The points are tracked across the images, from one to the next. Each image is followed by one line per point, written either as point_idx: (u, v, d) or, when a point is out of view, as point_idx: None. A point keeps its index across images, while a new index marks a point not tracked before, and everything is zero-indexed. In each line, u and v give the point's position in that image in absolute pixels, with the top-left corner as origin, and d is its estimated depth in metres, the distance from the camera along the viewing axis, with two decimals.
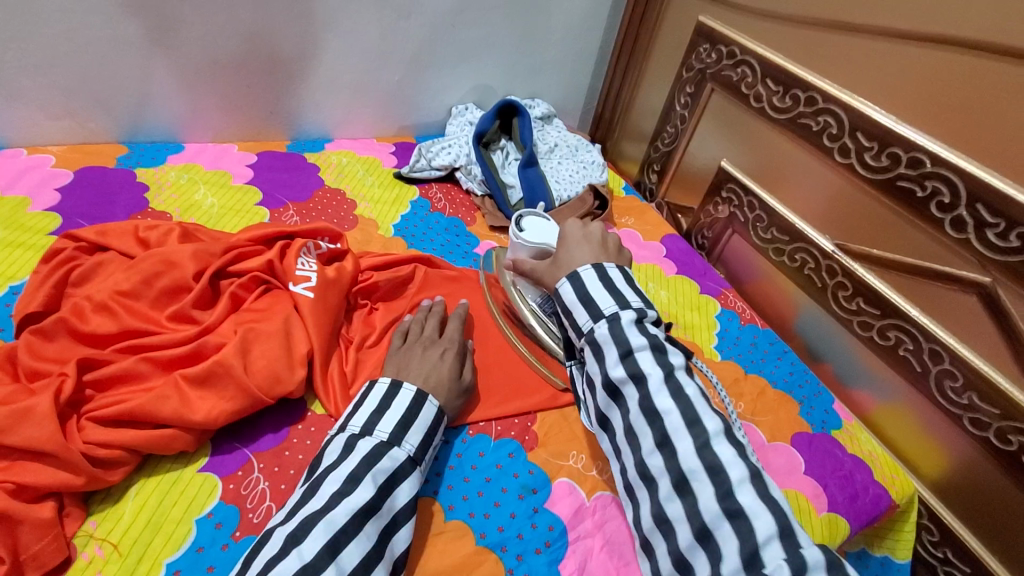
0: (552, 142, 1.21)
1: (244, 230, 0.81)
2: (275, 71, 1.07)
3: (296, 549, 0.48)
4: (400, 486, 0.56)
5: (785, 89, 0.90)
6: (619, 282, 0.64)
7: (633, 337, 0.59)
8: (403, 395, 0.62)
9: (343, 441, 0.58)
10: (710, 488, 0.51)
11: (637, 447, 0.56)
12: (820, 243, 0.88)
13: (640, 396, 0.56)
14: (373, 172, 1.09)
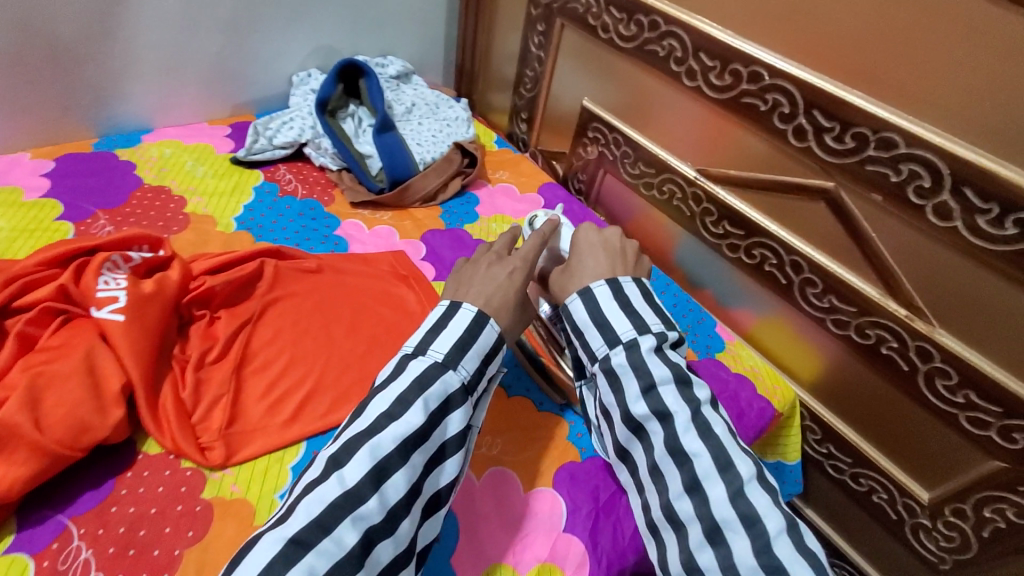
0: (409, 101, 1.10)
1: (31, 253, 0.67)
2: (60, 60, 0.89)
3: (338, 476, 0.48)
4: (452, 415, 0.55)
5: (628, 16, 0.86)
6: (635, 299, 0.62)
7: (654, 368, 0.57)
8: (463, 314, 0.59)
9: (397, 359, 0.57)
10: (745, 540, 0.49)
11: (664, 488, 0.54)
12: (683, 170, 0.87)
13: (665, 434, 0.55)
14: (206, 161, 0.96)
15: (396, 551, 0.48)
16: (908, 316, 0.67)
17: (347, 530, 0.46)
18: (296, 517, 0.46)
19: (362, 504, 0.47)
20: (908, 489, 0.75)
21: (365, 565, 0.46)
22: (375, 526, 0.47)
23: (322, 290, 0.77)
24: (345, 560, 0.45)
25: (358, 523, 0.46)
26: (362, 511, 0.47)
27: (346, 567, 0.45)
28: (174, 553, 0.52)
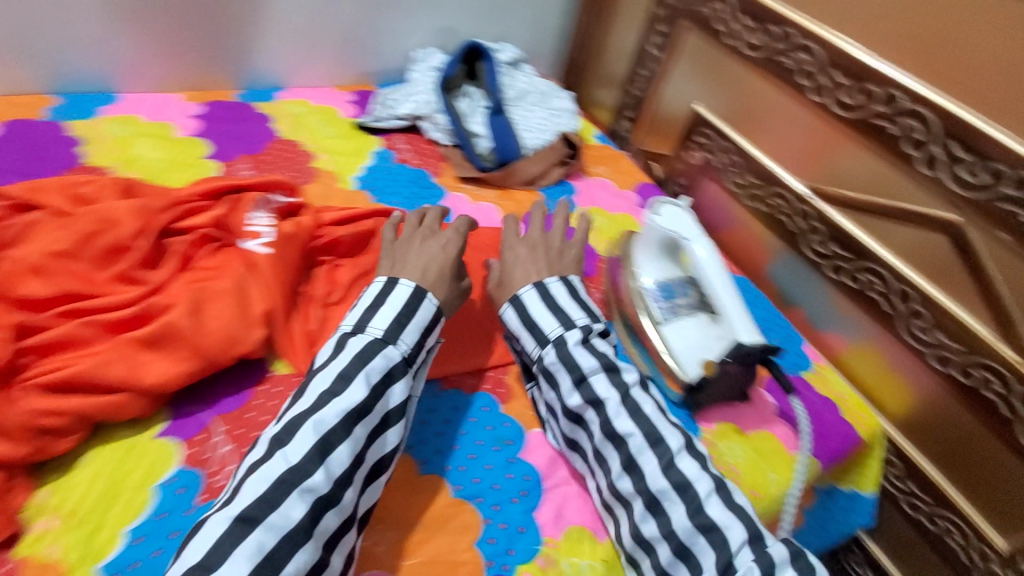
0: (522, 87, 1.14)
1: (192, 184, 0.75)
2: (218, 13, 0.97)
3: (280, 454, 0.50)
4: (394, 386, 0.58)
5: (759, 25, 0.87)
6: (562, 298, 0.68)
7: (583, 360, 0.63)
8: (401, 289, 0.62)
9: (335, 338, 0.60)
10: (680, 506, 0.55)
11: (607, 470, 0.59)
12: (794, 186, 0.87)
13: (600, 421, 0.60)
14: (332, 123, 1.03)
15: (340, 519, 0.50)
16: (1018, 360, 0.65)
17: (294, 505, 0.48)
18: (244, 496, 0.48)
19: (309, 477, 0.49)
20: (984, 534, 0.74)
21: (314, 534, 0.48)
22: (322, 496, 0.49)
23: None
24: (296, 530, 0.47)
25: (308, 495, 0.49)
26: (310, 484, 0.49)
27: (294, 537, 0.47)
28: None
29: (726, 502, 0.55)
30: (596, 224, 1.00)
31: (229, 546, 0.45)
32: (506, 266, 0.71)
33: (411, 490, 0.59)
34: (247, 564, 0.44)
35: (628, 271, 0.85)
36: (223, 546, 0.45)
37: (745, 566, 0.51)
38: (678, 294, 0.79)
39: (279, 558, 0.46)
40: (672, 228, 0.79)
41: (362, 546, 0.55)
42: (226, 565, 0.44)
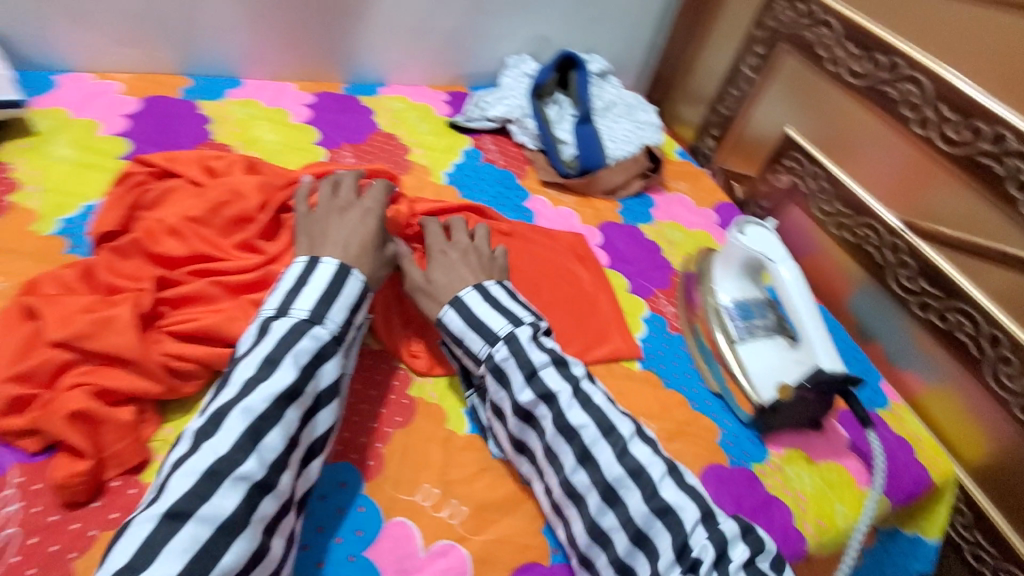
0: (609, 98, 1.17)
1: (304, 167, 0.82)
2: (335, 10, 1.02)
3: (210, 443, 0.48)
4: (324, 366, 0.56)
5: (866, 53, 0.86)
6: (503, 298, 0.66)
7: (534, 355, 0.61)
8: (323, 270, 0.60)
9: (259, 321, 0.57)
10: (636, 493, 0.55)
11: (559, 467, 0.57)
12: (886, 218, 0.86)
13: (553, 415, 0.58)
14: (427, 119, 1.09)
15: (278, 503, 0.49)
16: None
17: (227, 494, 0.47)
18: (174, 488, 0.46)
19: (239, 465, 0.48)
20: None
21: (251, 522, 0.47)
22: (256, 483, 0.48)
23: (512, 252, 0.85)
24: (230, 520, 0.46)
25: (242, 483, 0.47)
26: (243, 472, 0.48)
27: (230, 527, 0.46)
28: (385, 429, 0.63)
29: (680, 483, 0.56)
30: (673, 238, 1.00)
31: (159, 542, 0.43)
32: (437, 268, 0.69)
33: (482, 470, 0.63)
34: (181, 559, 0.43)
35: (705, 288, 0.85)
36: (152, 544, 0.43)
37: (699, 544, 0.52)
38: (756, 314, 0.81)
39: (215, 549, 0.44)
40: (757, 248, 0.79)
41: (436, 515, 0.58)
42: (156, 564, 0.43)
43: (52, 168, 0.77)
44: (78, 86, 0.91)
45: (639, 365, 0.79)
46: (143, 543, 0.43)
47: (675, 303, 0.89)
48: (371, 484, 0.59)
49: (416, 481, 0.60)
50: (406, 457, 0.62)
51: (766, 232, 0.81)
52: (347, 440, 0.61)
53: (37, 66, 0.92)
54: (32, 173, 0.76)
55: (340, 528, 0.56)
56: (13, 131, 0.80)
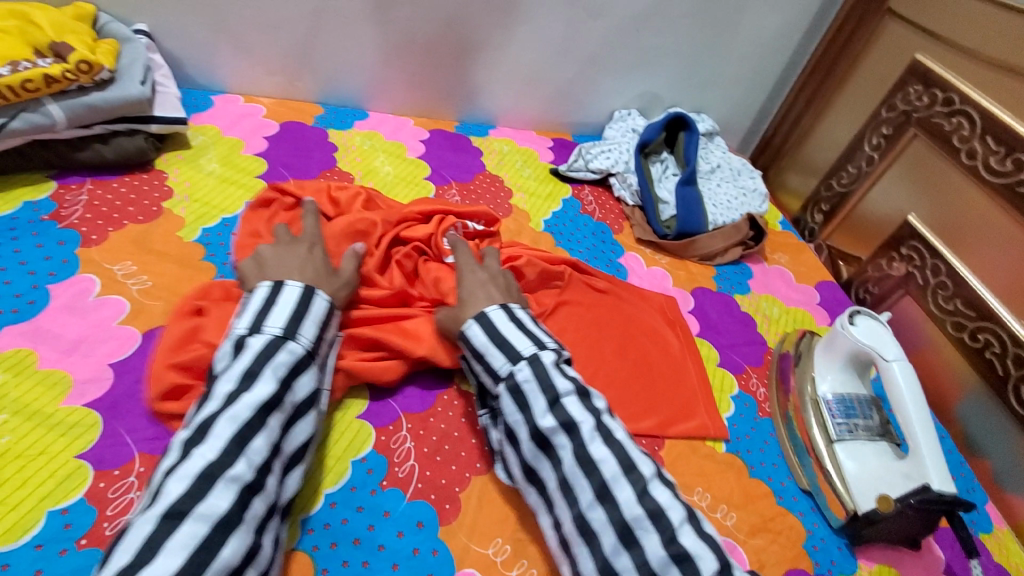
0: (715, 162, 1.15)
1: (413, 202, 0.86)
2: (461, 56, 1.07)
3: (199, 449, 0.48)
4: (301, 378, 0.57)
5: (1007, 151, 0.81)
6: (530, 326, 0.64)
7: (557, 381, 0.59)
8: (288, 291, 0.60)
9: (233, 338, 0.57)
10: (654, 536, 0.51)
11: (575, 500, 0.54)
12: (1013, 327, 0.79)
13: (574, 446, 0.56)
14: (531, 164, 1.12)
15: (268, 505, 0.50)
16: None
17: (221, 495, 0.46)
18: (170, 487, 0.46)
19: (230, 467, 0.48)
20: None
21: (244, 520, 0.47)
22: (247, 484, 0.48)
23: (603, 310, 0.85)
24: (226, 518, 0.46)
25: (233, 485, 0.47)
26: (234, 473, 0.48)
27: (225, 524, 0.45)
28: (465, 474, 0.64)
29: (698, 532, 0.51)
30: (769, 313, 0.97)
31: (160, 540, 0.43)
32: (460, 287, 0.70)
33: None
34: (180, 554, 0.43)
35: (803, 373, 0.82)
36: (154, 542, 0.43)
37: None
38: (859, 413, 0.76)
39: (213, 543, 0.44)
40: (866, 341, 0.75)
41: (505, 573, 0.58)
42: (156, 563, 0.42)
43: (200, 180, 0.86)
44: (230, 107, 1.02)
45: (724, 448, 0.76)
46: (142, 543, 0.42)
47: (766, 384, 0.86)
48: (446, 528, 0.60)
49: (490, 534, 0.60)
50: (483, 507, 0.62)
51: (880, 326, 0.76)
52: (428, 478, 0.63)
53: (198, 86, 1.04)
54: (183, 183, 0.84)
55: (413, 569, 0.56)
56: (173, 143, 0.90)
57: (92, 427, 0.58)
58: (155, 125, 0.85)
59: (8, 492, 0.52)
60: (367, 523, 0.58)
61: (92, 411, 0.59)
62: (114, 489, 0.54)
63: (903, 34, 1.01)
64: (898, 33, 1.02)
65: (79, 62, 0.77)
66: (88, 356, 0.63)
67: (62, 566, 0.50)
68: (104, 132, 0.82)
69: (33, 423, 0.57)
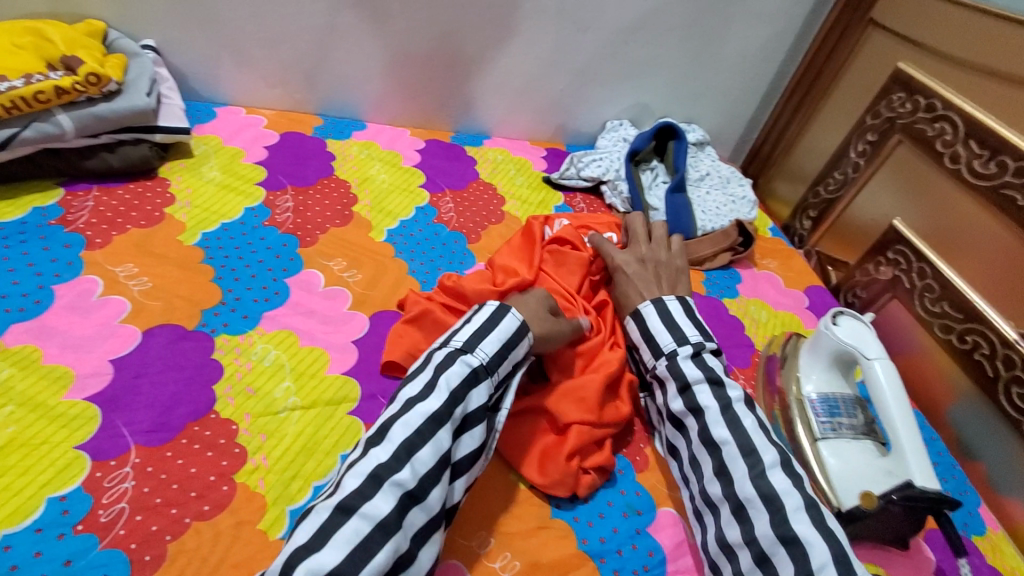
0: (705, 170, 1.18)
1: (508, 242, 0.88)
2: (455, 68, 1.10)
3: (376, 449, 0.52)
4: (474, 391, 0.59)
5: (992, 154, 0.82)
6: (678, 318, 0.74)
7: (690, 371, 0.68)
8: (482, 310, 0.65)
9: (426, 352, 0.63)
10: (765, 515, 0.56)
11: (701, 475, 0.64)
12: (1000, 328, 0.80)
13: (699, 427, 0.65)
14: (524, 173, 1.14)
15: (427, 516, 0.51)
16: None
17: (384, 497, 0.49)
18: (346, 481, 0.50)
19: (396, 472, 0.50)
20: None
21: (402, 527, 0.49)
22: (409, 492, 0.50)
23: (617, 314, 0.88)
24: (386, 521, 0.48)
25: (396, 489, 0.49)
26: (398, 478, 0.50)
27: (385, 528, 0.48)
28: None
29: (816, 520, 0.55)
30: (758, 317, 0.98)
31: (331, 530, 0.46)
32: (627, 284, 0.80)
33: (539, 527, 0.63)
34: (343, 549, 0.45)
35: (789, 374, 0.83)
36: (326, 531, 0.46)
37: None
38: (843, 412, 0.76)
39: (371, 547, 0.46)
40: (850, 341, 0.76)
41: (489, 565, 0.59)
42: (323, 552, 0.45)
43: (201, 187, 0.89)
44: (231, 118, 1.06)
45: None
46: (315, 532, 0.46)
47: (754, 386, 0.87)
48: None
49: (474, 527, 0.61)
50: (470, 501, 0.63)
51: (860, 325, 0.77)
52: None
53: (201, 99, 1.08)
54: (184, 191, 0.87)
55: None
56: (177, 153, 0.94)
57: (91, 420, 0.60)
58: (160, 135, 0.89)
59: (10, 479, 0.55)
60: None
61: (91, 404, 0.61)
62: (109, 479, 0.56)
63: (886, 43, 1.04)
64: (881, 42, 1.05)
65: (88, 74, 0.80)
66: (89, 352, 0.65)
67: (60, 550, 0.52)
68: (111, 141, 0.85)
69: (36, 415, 0.59)
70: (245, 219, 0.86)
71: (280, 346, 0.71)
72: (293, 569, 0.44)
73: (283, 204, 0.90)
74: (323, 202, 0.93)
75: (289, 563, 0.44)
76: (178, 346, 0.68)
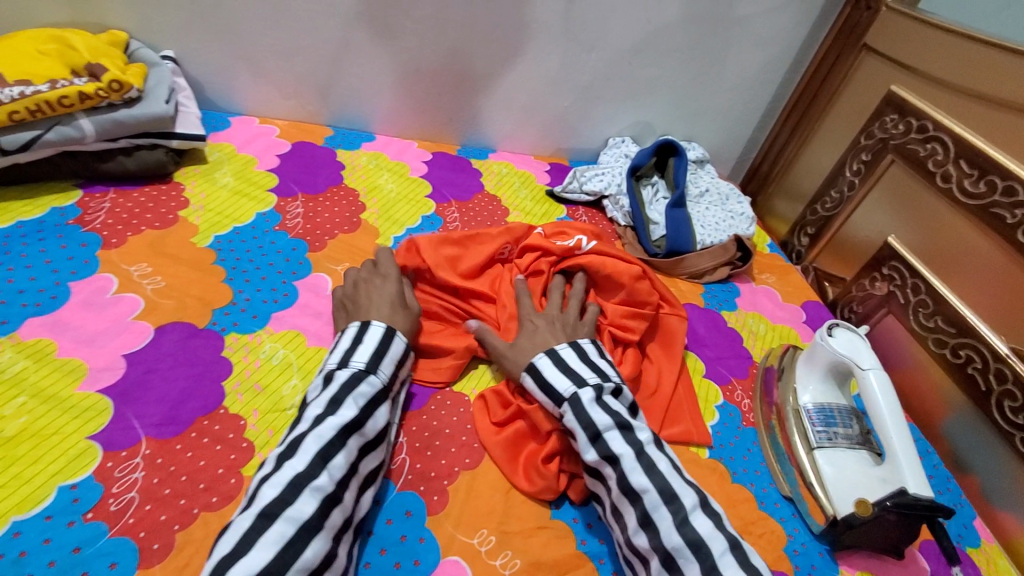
0: (704, 187, 1.22)
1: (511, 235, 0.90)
2: (463, 84, 1.14)
3: (291, 461, 0.53)
4: (379, 409, 0.62)
5: (981, 173, 0.85)
6: (573, 361, 0.68)
7: (597, 417, 0.62)
8: (373, 330, 0.66)
9: (324, 372, 0.63)
10: (696, 565, 0.53)
11: (624, 526, 0.59)
12: (993, 343, 0.82)
13: (618, 476, 0.59)
14: (528, 186, 1.17)
15: (344, 516, 0.53)
16: None
17: (307, 501, 0.50)
18: (264, 492, 0.50)
19: (315, 477, 0.52)
20: None
21: (325, 527, 0.50)
22: (330, 494, 0.52)
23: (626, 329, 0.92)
24: (309, 522, 0.49)
25: (316, 494, 0.51)
26: (318, 484, 0.52)
27: (309, 527, 0.49)
28: (454, 469, 0.67)
29: (743, 561, 0.53)
30: (756, 330, 1.00)
31: (254, 536, 0.47)
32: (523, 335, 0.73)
33: (539, 527, 0.64)
34: (272, 548, 0.47)
35: (786, 386, 0.85)
36: (249, 537, 0.47)
37: None
38: (840, 422, 0.78)
39: (298, 545, 0.48)
40: (845, 352, 0.77)
41: (489, 562, 0.60)
42: (250, 554, 0.46)
43: (215, 192, 0.91)
44: (246, 127, 1.09)
45: (707, 453, 0.78)
46: (235, 539, 0.47)
47: (752, 397, 0.88)
48: (433, 519, 0.62)
49: (476, 525, 0.62)
50: (471, 499, 0.64)
51: (855, 335, 0.80)
52: (418, 471, 0.65)
53: (218, 108, 1.12)
54: (198, 195, 0.90)
55: (400, 554, 0.59)
56: (192, 158, 0.96)
57: (102, 412, 0.62)
58: (176, 141, 0.91)
59: (23, 467, 0.56)
60: None
61: (103, 397, 0.63)
62: (120, 469, 0.58)
63: (879, 66, 1.07)
64: (874, 66, 1.08)
65: (111, 81, 0.83)
66: (102, 347, 0.67)
67: (69, 537, 0.53)
68: (129, 146, 0.88)
69: (49, 406, 0.61)
70: (257, 223, 0.88)
71: (289, 346, 0.73)
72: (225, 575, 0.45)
73: (294, 210, 0.93)
74: (333, 209, 0.96)
75: (221, 565, 0.45)
76: (189, 342, 0.70)
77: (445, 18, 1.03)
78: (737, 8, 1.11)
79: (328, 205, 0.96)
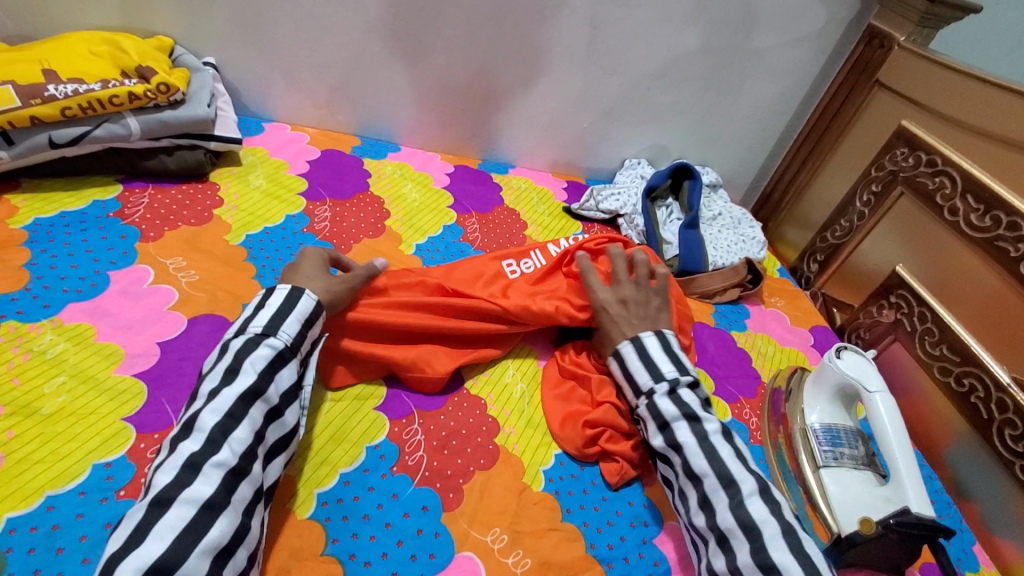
0: (717, 210, 1.25)
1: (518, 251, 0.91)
2: (487, 102, 1.18)
3: (185, 442, 0.53)
4: (282, 372, 0.61)
5: (986, 209, 0.88)
6: (655, 352, 0.73)
7: (667, 408, 0.68)
8: (277, 294, 0.64)
9: (223, 341, 0.62)
10: (747, 545, 0.57)
11: (687, 509, 0.64)
12: (994, 372, 0.83)
13: (682, 462, 0.65)
14: (545, 202, 1.21)
15: (253, 489, 0.54)
16: None
17: (207, 480, 0.51)
18: (158, 478, 0.50)
19: (215, 454, 0.52)
20: None
21: (232, 503, 0.52)
22: (232, 469, 0.53)
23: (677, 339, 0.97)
24: (211, 501, 0.50)
25: (218, 470, 0.52)
26: (218, 460, 0.52)
27: (212, 505, 0.50)
28: (470, 468, 0.68)
29: (794, 546, 0.55)
30: (765, 351, 1.02)
31: (149, 524, 0.47)
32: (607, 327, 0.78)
33: (550, 529, 0.65)
34: (168, 537, 0.47)
35: (793, 405, 0.86)
36: (144, 525, 0.47)
37: None
38: (845, 443, 0.79)
39: (200, 525, 0.49)
40: (852, 374, 0.79)
41: (502, 560, 0.61)
42: (145, 542, 0.46)
43: (248, 193, 0.95)
44: (278, 134, 1.13)
45: None
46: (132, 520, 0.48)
47: (759, 415, 0.90)
48: (449, 514, 0.64)
49: (489, 523, 0.64)
50: (485, 498, 0.66)
51: (862, 359, 0.82)
52: (435, 468, 0.67)
53: (252, 114, 1.16)
54: (232, 195, 0.94)
55: (415, 547, 0.60)
56: (227, 160, 1.00)
57: (137, 395, 0.64)
58: (214, 143, 0.95)
59: (59, 444, 0.59)
60: (376, 503, 0.63)
61: (138, 381, 0.65)
62: (152, 450, 0.60)
63: (889, 101, 1.11)
64: (886, 101, 1.12)
65: (160, 84, 0.88)
66: (139, 334, 0.70)
67: (101, 513, 0.55)
68: (170, 145, 0.92)
69: (87, 386, 0.63)
70: (286, 225, 0.92)
71: None
72: (115, 568, 0.45)
73: (322, 214, 0.96)
74: (359, 215, 0.99)
75: (111, 561, 0.45)
76: (220, 334, 0.73)
77: (473, 38, 1.08)
78: (753, 40, 1.16)
79: (353, 210, 0.99)
